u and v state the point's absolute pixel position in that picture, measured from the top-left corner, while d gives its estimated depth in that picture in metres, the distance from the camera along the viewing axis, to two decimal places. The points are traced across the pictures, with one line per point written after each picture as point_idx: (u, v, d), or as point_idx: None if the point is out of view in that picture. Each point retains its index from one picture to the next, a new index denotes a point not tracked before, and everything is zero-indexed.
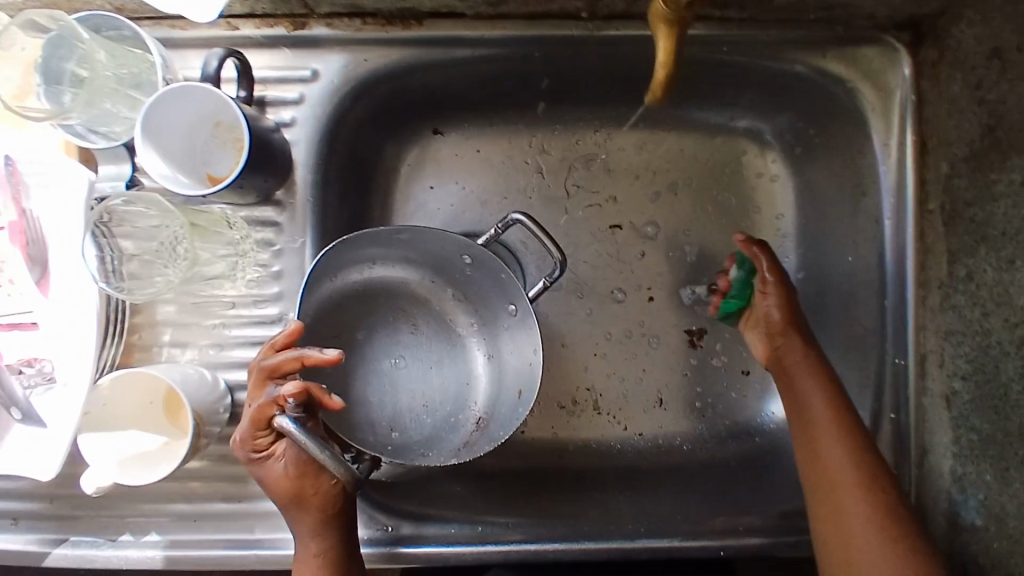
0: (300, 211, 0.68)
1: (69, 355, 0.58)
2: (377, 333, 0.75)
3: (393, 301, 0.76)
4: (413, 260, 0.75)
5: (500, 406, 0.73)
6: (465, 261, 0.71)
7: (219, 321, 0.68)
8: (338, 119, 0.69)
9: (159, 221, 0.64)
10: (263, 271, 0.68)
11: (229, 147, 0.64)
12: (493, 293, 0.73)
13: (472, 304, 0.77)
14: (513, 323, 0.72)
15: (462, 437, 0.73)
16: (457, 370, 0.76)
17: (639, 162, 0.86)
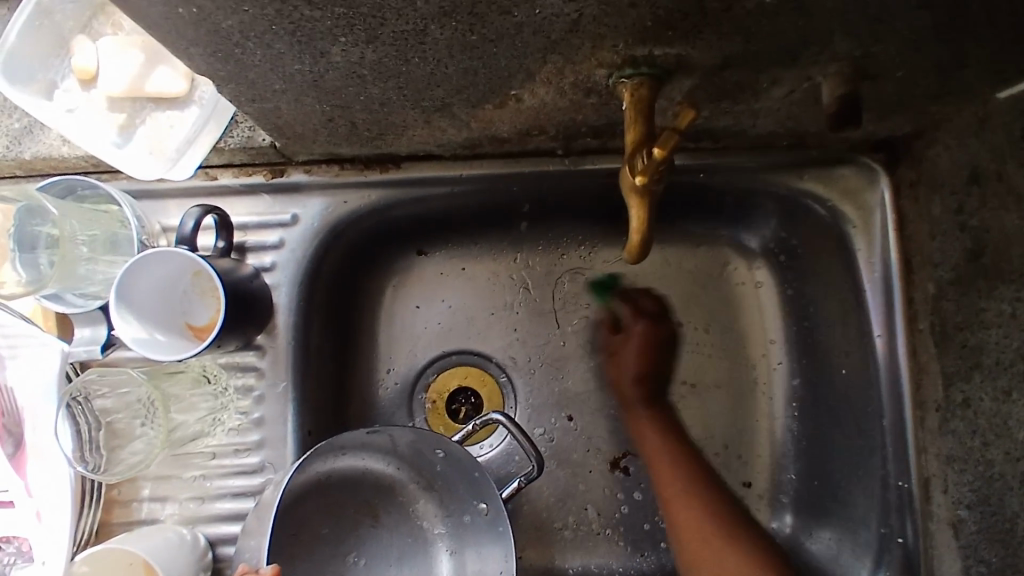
0: (282, 355, 0.66)
1: (44, 535, 0.60)
2: (336, 529, 0.71)
3: (354, 492, 0.73)
4: (380, 453, 0.71)
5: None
6: (437, 455, 0.69)
7: (200, 473, 0.66)
8: (319, 259, 0.68)
9: (135, 385, 0.63)
10: (243, 419, 0.65)
11: (208, 296, 0.64)
12: (463, 487, 0.70)
13: (439, 497, 0.73)
14: (484, 521, 0.70)
15: None
16: (423, 565, 0.73)
17: (625, 274, 0.85)
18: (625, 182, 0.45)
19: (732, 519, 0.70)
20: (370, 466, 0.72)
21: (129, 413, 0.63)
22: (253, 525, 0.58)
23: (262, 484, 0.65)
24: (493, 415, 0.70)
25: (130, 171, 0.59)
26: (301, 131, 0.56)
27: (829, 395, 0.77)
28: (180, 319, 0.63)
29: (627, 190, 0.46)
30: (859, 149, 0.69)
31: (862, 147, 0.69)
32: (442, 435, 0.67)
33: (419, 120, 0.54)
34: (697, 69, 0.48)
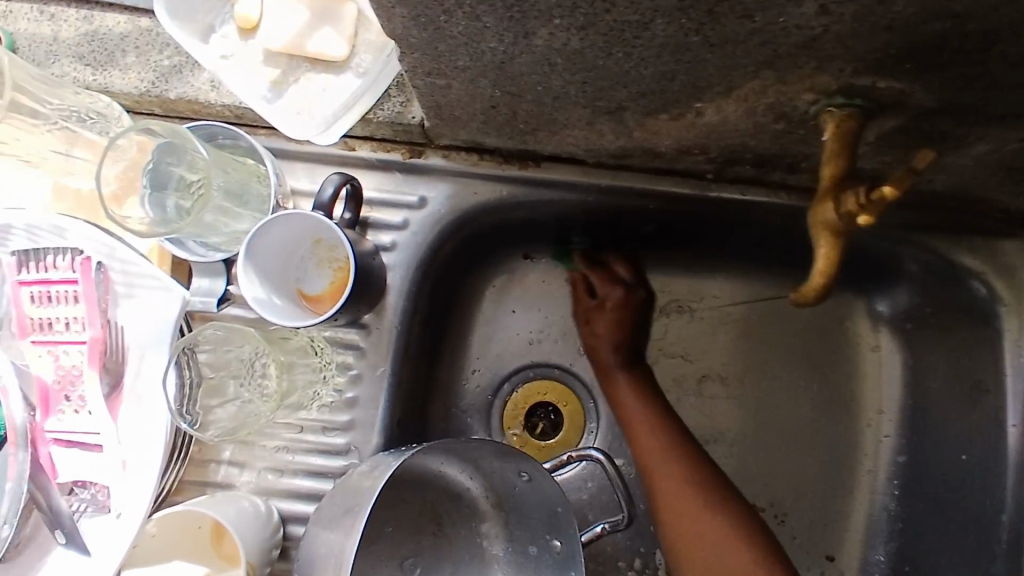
0: (385, 338, 0.65)
1: (127, 484, 0.55)
2: (400, 529, 0.64)
3: (423, 494, 0.65)
4: (452, 464, 0.62)
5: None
6: (521, 479, 0.59)
7: (283, 444, 0.64)
8: (438, 248, 0.66)
9: (240, 343, 0.61)
10: (336, 397, 0.64)
11: (326, 267, 0.62)
12: (540, 518, 0.61)
13: (507, 522, 0.64)
14: (554, 565, 0.60)
15: None
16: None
17: (733, 313, 0.80)
18: (818, 218, 0.42)
19: (769, 563, 0.66)
20: (443, 473, 0.63)
21: (229, 372, 0.61)
22: (343, 516, 0.48)
23: (344, 466, 0.63)
24: (592, 450, 0.69)
25: (285, 129, 0.59)
26: (459, 113, 0.54)
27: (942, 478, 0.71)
28: (294, 285, 0.62)
29: (818, 226, 0.42)
30: None
31: None
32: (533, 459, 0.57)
33: (584, 119, 0.52)
34: (905, 111, 0.44)
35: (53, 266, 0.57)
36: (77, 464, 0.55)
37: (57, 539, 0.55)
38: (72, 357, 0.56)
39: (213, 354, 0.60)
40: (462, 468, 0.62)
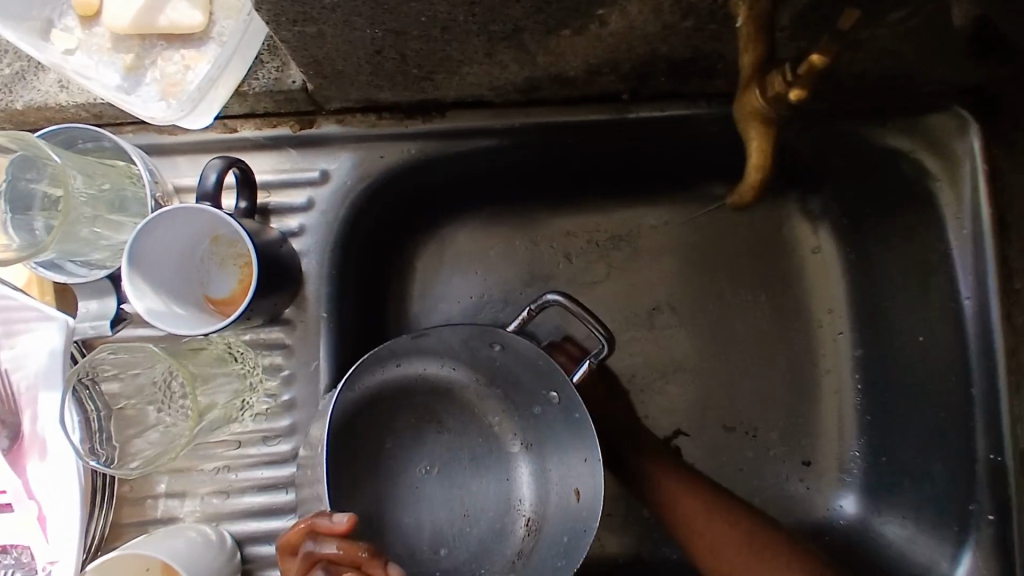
0: (313, 329, 0.59)
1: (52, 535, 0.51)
2: (404, 432, 0.65)
3: (412, 400, 0.66)
4: (431, 355, 0.64)
5: (553, 504, 0.64)
6: (494, 349, 0.62)
7: (222, 464, 0.58)
8: (353, 223, 0.60)
9: (150, 364, 0.55)
10: (271, 402, 0.58)
11: (230, 264, 0.57)
12: (529, 377, 0.64)
13: (506, 394, 0.68)
14: (557, 411, 0.63)
15: (513, 548, 0.65)
16: (496, 465, 0.67)
17: (676, 240, 0.78)
18: (745, 106, 0.41)
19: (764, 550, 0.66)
20: (426, 373, 0.67)
21: (144, 397, 0.55)
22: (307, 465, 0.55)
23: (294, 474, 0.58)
24: (550, 296, 0.65)
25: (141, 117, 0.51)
26: (342, 67, 0.48)
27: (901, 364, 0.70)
28: (198, 289, 0.56)
29: (747, 115, 0.42)
30: (951, 96, 0.63)
31: (956, 92, 0.63)
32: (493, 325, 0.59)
33: (481, 51, 0.47)
34: None
35: None
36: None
37: None
38: None
39: (122, 379, 0.55)
40: (442, 356, 0.65)
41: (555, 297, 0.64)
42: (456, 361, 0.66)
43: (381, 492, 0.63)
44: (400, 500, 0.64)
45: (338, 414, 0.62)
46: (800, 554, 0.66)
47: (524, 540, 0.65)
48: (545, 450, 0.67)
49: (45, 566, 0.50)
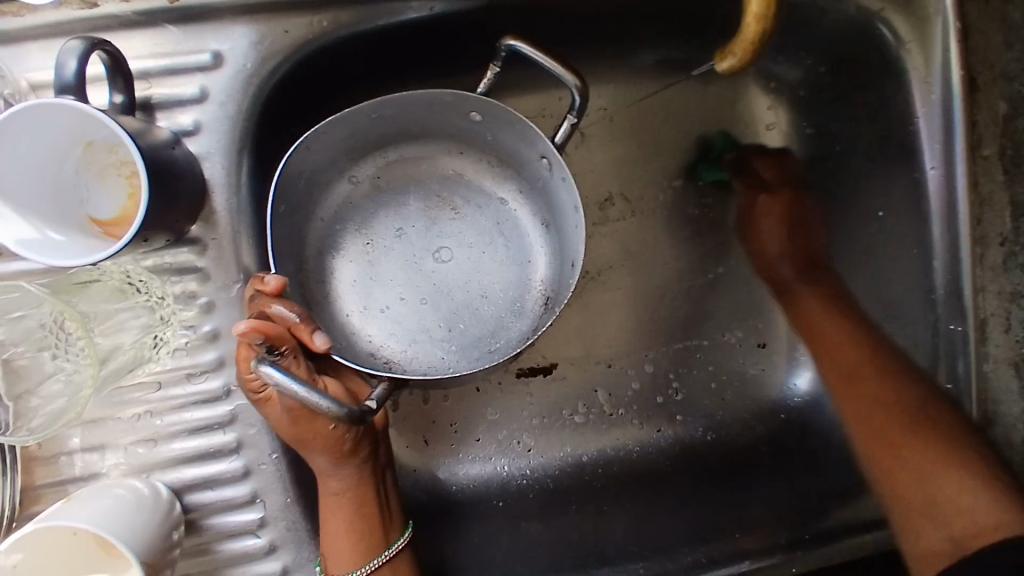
0: (228, 245, 0.50)
1: None
2: (417, 221, 0.62)
3: (427, 179, 0.63)
4: (430, 131, 0.60)
5: (564, 277, 0.59)
6: (477, 120, 0.57)
7: (143, 410, 0.51)
8: (261, 114, 0.51)
9: (34, 306, 0.46)
10: (191, 335, 0.50)
11: (111, 175, 0.47)
12: (517, 145, 0.58)
13: (508, 163, 0.62)
14: (551, 177, 0.57)
15: (531, 321, 0.60)
16: (515, 247, 0.63)
17: (630, 116, 0.71)
18: None
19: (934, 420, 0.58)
20: (433, 160, 0.63)
21: (35, 343, 0.47)
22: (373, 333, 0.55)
23: (230, 412, 0.52)
24: (511, 44, 0.53)
25: None
26: None
27: (858, 236, 0.68)
28: (80, 210, 0.47)
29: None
30: None
31: None
32: (457, 92, 0.54)
33: None
34: None
35: None
36: None
37: None
38: None
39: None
40: (436, 131, 0.60)
41: (514, 44, 0.53)
42: (450, 141, 0.61)
43: (398, 281, 0.60)
44: (412, 280, 0.60)
45: (341, 204, 0.60)
46: (931, 430, 0.58)
47: (541, 316, 0.60)
48: (557, 224, 0.61)
49: None
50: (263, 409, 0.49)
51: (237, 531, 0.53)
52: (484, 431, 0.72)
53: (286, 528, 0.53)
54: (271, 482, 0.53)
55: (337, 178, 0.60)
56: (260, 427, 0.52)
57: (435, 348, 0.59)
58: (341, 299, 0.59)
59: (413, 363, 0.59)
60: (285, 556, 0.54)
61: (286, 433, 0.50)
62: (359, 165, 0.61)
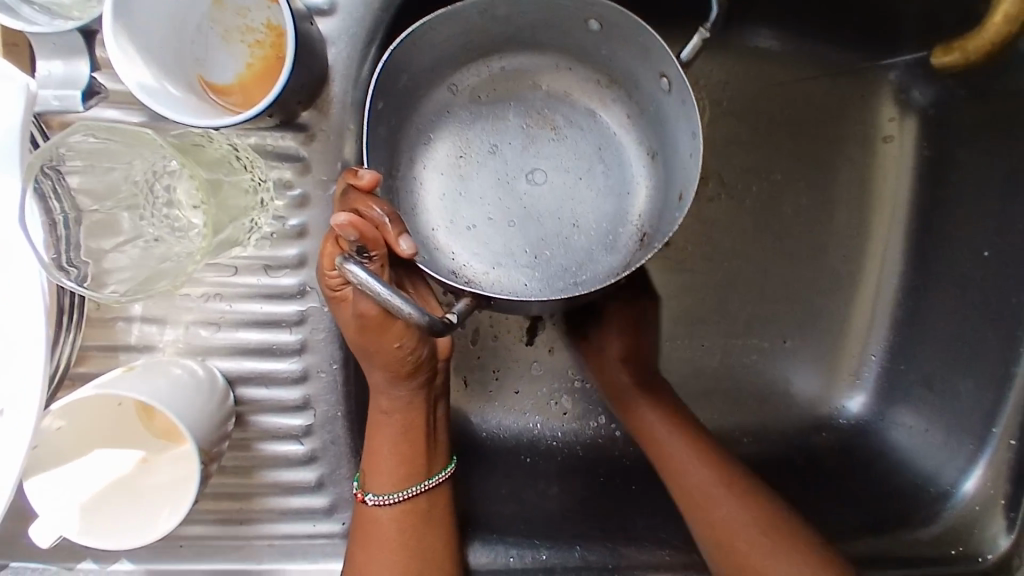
0: (335, 140, 0.47)
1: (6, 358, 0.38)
2: (513, 136, 0.58)
3: (527, 92, 0.59)
4: (542, 37, 0.56)
5: (669, 206, 0.55)
6: (592, 29, 0.53)
7: (214, 291, 0.49)
8: (395, 7, 0.47)
9: (127, 159, 0.43)
10: (280, 225, 0.48)
11: (236, 38, 0.44)
12: (635, 60, 0.54)
13: (620, 85, 0.57)
14: (669, 96, 0.53)
15: (622, 258, 0.56)
16: (615, 175, 0.58)
17: (745, 92, 0.69)
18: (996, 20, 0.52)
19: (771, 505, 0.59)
20: (537, 74, 0.59)
21: (120, 200, 0.43)
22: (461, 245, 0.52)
23: (300, 313, 0.49)
24: None
25: None
26: None
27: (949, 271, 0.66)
28: (191, 65, 0.43)
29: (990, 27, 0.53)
30: None
31: None
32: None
33: None
34: None
35: None
36: None
37: None
38: None
39: (91, 171, 0.42)
40: (547, 39, 0.56)
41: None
42: (564, 55, 0.57)
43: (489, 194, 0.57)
44: (505, 198, 0.57)
45: (438, 110, 0.57)
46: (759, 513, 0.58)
47: (635, 253, 0.56)
48: (666, 153, 0.57)
49: None
50: (337, 308, 0.46)
51: (279, 434, 0.51)
52: (524, 385, 0.70)
53: (329, 440, 0.52)
54: (326, 391, 0.51)
55: (439, 86, 0.57)
56: (325, 334, 0.50)
57: (519, 274, 0.56)
58: (427, 211, 0.56)
59: (494, 286, 0.56)
60: (321, 468, 0.52)
61: (353, 339, 0.47)
62: (461, 74, 0.58)
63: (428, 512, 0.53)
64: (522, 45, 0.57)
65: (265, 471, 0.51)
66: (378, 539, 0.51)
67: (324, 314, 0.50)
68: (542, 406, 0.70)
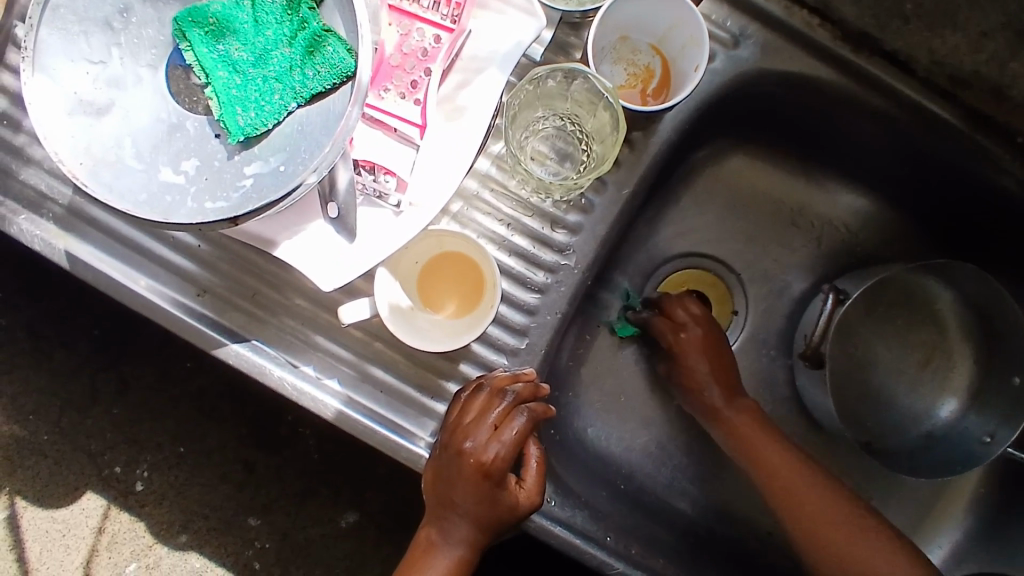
0: (642, 161, 0.63)
1: (431, 178, 0.51)
2: (880, 312, 0.79)
3: (938, 316, 0.78)
4: (994, 327, 0.74)
5: (931, 454, 0.76)
6: (1014, 378, 0.71)
7: (506, 220, 0.64)
8: (724, 94, 0.64)
9: (537, 97, 0.60)
10: (578, 200, 0.63)
11: (621, 65, 0.61)
12: (1004, 370, 0.73)
13: (993, 356, 0.75)
14: (991, 419, 0.73)
15: (901, 460, 0.76)
16: (929, 389, 0.78)
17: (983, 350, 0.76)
18: None
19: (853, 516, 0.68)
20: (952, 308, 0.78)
21: (517, 118, 0.60)
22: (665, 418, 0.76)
23: (556, 262, 0.64)
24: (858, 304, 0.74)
25: None
26: None
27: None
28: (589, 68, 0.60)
29: None
30: None
31: None
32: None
33: None
34: None
35: None
36: (384, 149, 0.50)
37: (327, 212, 0.50)
38: (423, 39, 0.49)
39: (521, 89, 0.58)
40: (987, 321, 0.74)
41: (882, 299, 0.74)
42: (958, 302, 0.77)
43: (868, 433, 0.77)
44: (892, 371, 0.79)
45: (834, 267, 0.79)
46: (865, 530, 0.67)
47: (902, 458, 0.76)
48: (962, 421, 0.76)
49: (397, 207, 0.51)
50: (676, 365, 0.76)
51: (495, 344, 0.64)
52: (642, 424, 0.80)
53: (525, 367, 0.64)
54: (542, 330, 0.65)
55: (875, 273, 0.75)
56: (565, 289, 0.64)
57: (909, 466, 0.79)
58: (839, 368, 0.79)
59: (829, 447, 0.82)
60: None
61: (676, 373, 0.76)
62: (962, 304, 0.76)
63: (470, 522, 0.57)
64: (982, 318, 0.75)
65: (467, 365, 0.65)
66: (438, 540, 0.57)
67: (571, 274, 0.64)
68: (652, 446, 0.80)
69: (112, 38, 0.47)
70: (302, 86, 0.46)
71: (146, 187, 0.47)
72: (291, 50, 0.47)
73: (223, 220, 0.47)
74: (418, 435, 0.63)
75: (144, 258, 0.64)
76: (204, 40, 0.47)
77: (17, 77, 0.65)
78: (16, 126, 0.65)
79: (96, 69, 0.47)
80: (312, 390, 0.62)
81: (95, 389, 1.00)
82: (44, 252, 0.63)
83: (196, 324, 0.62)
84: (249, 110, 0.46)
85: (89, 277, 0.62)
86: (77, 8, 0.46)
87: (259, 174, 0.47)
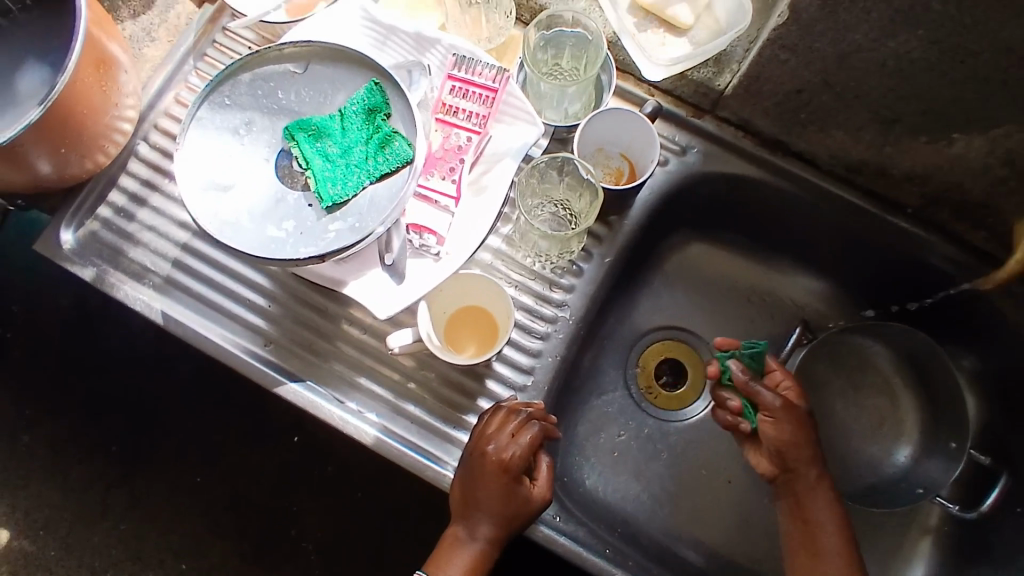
0: (619, 239, 0.82)
1: (461, 238, 0.69)
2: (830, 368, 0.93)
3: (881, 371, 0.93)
4: (926, 376, 0.89)
5: (890, 493, 0.88)
6: (950, 443, 0.85)
7: (514, 284, 0.81)
8: (679, 187, 0.84)
9: (538, 186, 0.80)
10: (570, 266, 0.81)
11: (599, 168, 0.82)
12: (944, 423, 0.87)
13: (932, 403, 0.89)
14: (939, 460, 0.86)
15: (863, 496, 0.88)
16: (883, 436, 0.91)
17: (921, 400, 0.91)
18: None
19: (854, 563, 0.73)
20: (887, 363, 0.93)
21: (524, 201, 0.79)
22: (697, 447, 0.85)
23: (555, 316, 0.80)
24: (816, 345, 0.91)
25: (627, 48, 0.77)
26: (759, 92, 0.74)
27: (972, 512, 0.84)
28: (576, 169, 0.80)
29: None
30: None
31: None
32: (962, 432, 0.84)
33: (854, 125, 0.71)
34: None
35: (480, 73, 0.69)
36: (429, 215, 0.68)
37: (383, 260, 0.68)
38: (458, 139, 0.69)
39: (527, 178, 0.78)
40: (920, 372, 0.90)
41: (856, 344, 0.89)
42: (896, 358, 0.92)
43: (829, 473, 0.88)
44: (847, 421, 0.92)
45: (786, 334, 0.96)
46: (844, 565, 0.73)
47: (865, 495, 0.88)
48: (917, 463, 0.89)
49: (437, 254, 0.68)
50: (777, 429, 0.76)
51: (507, 382, 0.79)
52: (634, 472, 0.91)
53: (533, 401, 0.78)
54: (545, 370, 0.80)
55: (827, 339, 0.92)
56: (563, 336, 0.80)
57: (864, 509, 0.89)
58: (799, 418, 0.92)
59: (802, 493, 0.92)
60: None
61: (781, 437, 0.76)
62: (894, 361, 0.92)
63: (491, 516, 0.68)
64: (915, 373, 0.90)
65: (484, 401, 0.78)
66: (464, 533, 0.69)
67: (567, 324, 0.80)
68: (644, 492, 0.91)
69: (237, 140, 0.67)
70: (374, 169, 0.65)
71: (255, 238, 0.64)
72: (368, 146, 0.66)
73: (313, 258, 0.64)
74: (440, 457, 0.76)
75: (222, 317, 0.80)
76: (307, 140, 0.67)
77: (133, 181, 0.84)
78: (130, 216, 0.83)
79: (223, 159, 0.66)
80: (354, 420, 0.76)
81: (106, 502, 1.10)
82: (144, 312, 0.79)
83: (263, 368, 0.78)
84: (337, 185, 0.65)
85: (180, 331, 0.79)
86: (215, 120, 0.67)
87: (339, 229, 0.65)
